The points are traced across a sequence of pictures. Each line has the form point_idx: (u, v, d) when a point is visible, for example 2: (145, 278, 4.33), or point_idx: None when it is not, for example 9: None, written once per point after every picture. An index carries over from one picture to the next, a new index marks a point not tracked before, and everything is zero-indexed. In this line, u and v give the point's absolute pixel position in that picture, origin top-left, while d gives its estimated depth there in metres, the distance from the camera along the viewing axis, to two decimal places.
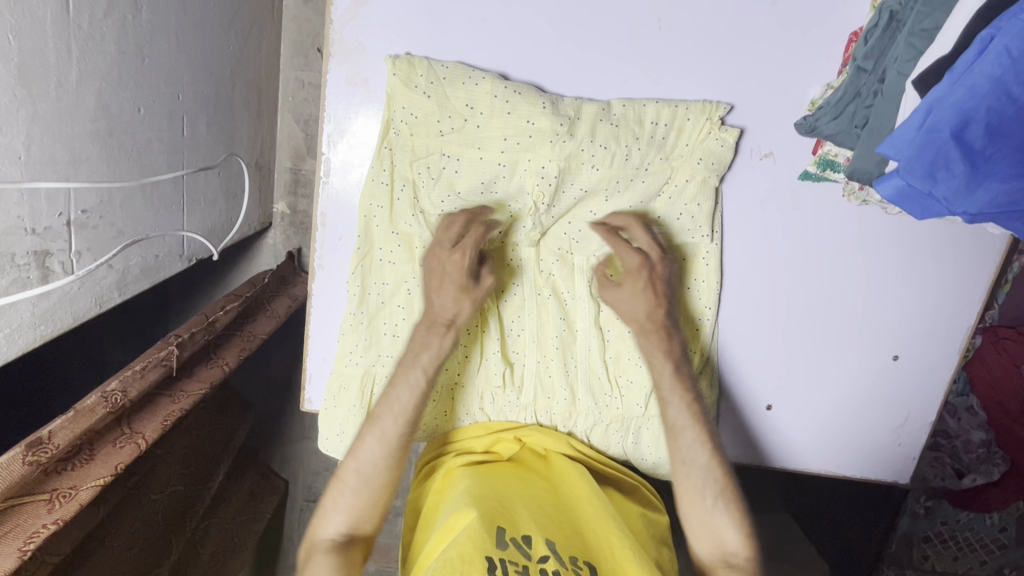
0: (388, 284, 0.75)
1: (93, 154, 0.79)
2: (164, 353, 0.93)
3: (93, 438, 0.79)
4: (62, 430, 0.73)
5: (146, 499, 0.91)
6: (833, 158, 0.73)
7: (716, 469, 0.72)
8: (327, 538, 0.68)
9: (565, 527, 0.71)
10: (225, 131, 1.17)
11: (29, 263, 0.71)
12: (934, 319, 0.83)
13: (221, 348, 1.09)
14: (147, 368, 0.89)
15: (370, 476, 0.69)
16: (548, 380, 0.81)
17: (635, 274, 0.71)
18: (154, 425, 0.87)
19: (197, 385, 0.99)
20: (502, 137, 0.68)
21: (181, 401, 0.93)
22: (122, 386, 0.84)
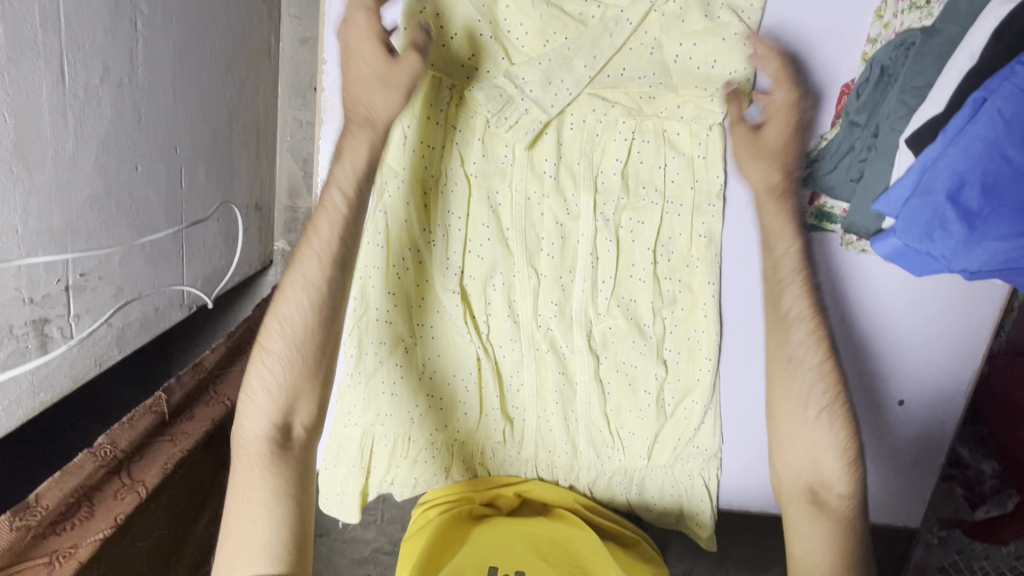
0: (385, 343, 0.74)
1: (90, 218, 0.79)
2: (153, 400, 0.90)
3: (93, 493, 0.77)
4: (49, 491, 0.72)
5: (130, 547, 0.86)
6: (829, 210, 0.78)
7: (827, 374, 0.69)
8: (258, 431, 0.65)
9: (564, 565, 0.72)
10: (224, 178, 1.18)
11: (26, 333, 0.71)
12: (941, 366, 0.89)
13: (220, 383, 1.05)
14: (135, 417, 0.86)
15: (300, 349, 0.65)
16: (548, 433, 0.80)
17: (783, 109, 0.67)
18: (155, 470, 0.85)
19: (196, 424, 0.96)
20: (513, 176, 0.71)
21: (182, 443, 0.91)
22: (113, 438, 0.82)
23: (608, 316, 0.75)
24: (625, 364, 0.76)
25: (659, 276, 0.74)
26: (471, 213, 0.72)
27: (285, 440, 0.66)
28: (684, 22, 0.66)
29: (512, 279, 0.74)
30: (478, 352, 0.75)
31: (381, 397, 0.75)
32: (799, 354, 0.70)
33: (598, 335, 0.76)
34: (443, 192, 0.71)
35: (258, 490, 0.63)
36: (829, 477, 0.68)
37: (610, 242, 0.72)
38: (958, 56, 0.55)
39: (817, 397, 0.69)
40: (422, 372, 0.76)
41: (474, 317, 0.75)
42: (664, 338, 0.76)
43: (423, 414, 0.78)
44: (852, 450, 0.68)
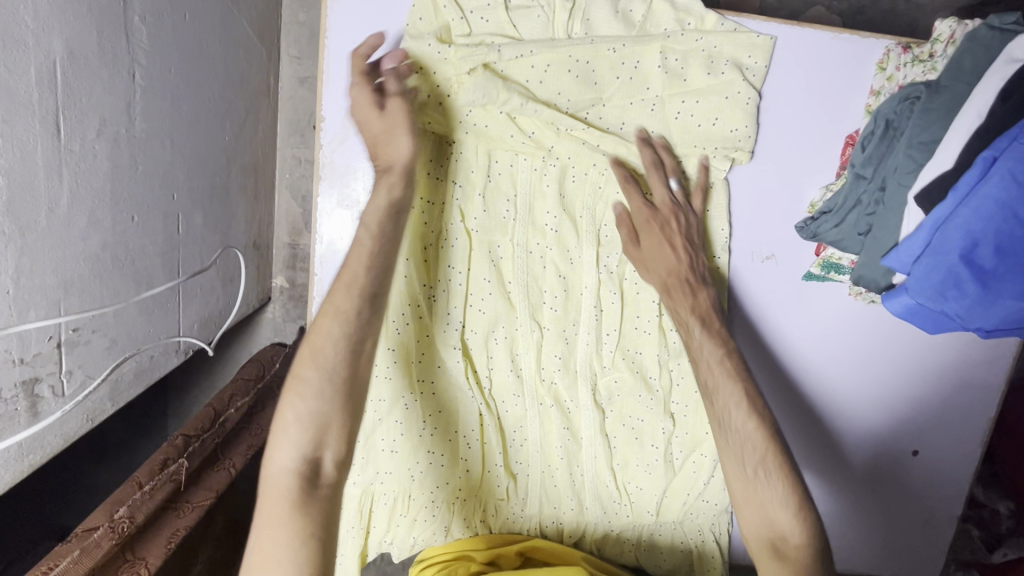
0: (386, 399, 0.72)
1: (84, 272, 0.78)
2: (173, 468, 0.89)
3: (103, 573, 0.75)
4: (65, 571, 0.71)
5: None
6: (837, 262, 0.68)
7: (765, 431, 0.61)
8: (285, 462, 0.57)
9: None
10: (222, 221, 1.18)
11: (16, 395, 0.69)
12: (955, 412, 0.76)
13: (230, 447, 1.02)
14: (156, 487, 0.86)
15: (334, 376, 0.59)
16: (553, 490, 0.79)
17: (649, 228, 0.65)
18: (158, 550, 0.81)
19: (202, 494, 0.92)
20: (512, 233, 0.70)
21: (186, 517, 0.87)
22: (130, 512, 0.80)
23: (614, 374, 0.75)
24: (631, 418, 0.75)
25: (665, 328, 0.73)
26: (471, 267, 0.71)
27: (315, 478, 0.58)
28: (685, 78, 0.65)
29: (514, 333, 0.73)
30: (480, 408, 0.75)
31: (380, 454, 0.74)
32: (726, 419, 0.63)
33: (603, 388, 0.75)
34: (443, 247, 0.70)
35: (281, 538, 0.55)
36: (785, 528, 0.59)
37: (613, 295, 0.72)
38: (965, 113, 0.54)
39: (751, 453, 0.61)
40: (422, 430, 0.74)
41: (476, 371, 0.74)
42: (670, 392, 0.75)
43: (424, 471, 0.75)
44: (808, 509, 0.59)
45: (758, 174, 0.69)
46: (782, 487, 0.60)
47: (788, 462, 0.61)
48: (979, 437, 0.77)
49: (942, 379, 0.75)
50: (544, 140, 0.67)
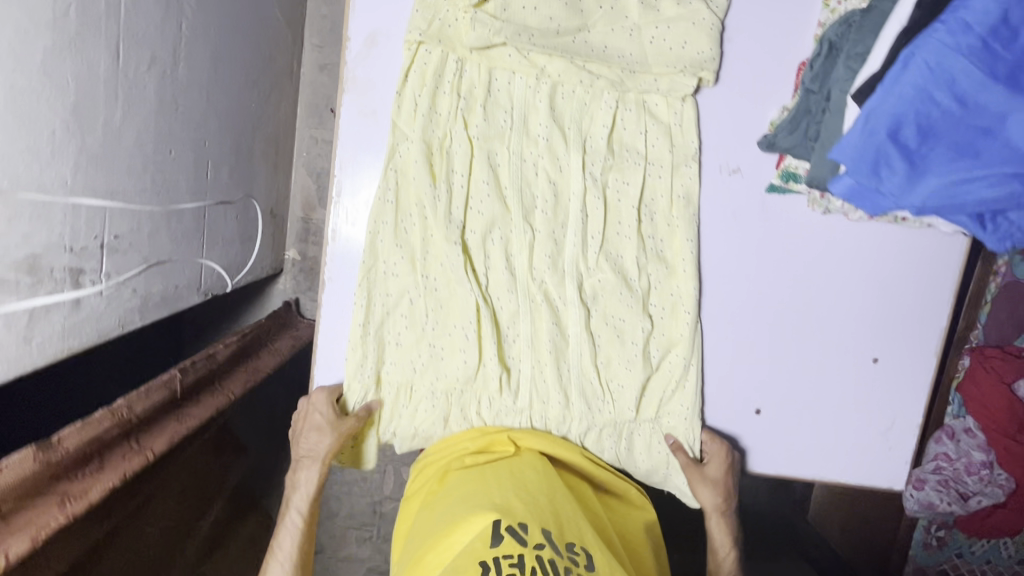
0: (391, 295, 0.84)
1: (127, 188, 0.88)
2: (168, 376, 0.88)
3: (106, 451, 0.74)
4: (71, 436, 0.70)
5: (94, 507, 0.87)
6: (795, 170, 0.78)
7: None
8: None
9: (543, 511, 0.69)
10: (246, 179, 1.28)
11: (64, 278, 0.77)
12: (912, 317, 0.83)
13: (228, 377, 1.03)
14: (152, 389, 0.84)
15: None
16: (542, 384, 0.85)
17: (718, 459, 0.84)
18: (161, 441, 0.82)
19: (200, 410, 0.92)
20: (509, 145, 0.82)
21: (185, 423, 0.88)
22: (130, 402, 0.80)
23: (598, 277, 0.83)
24: (614, 318, 0.83)
25: (643, 234, 0.82)
26: (472, 173, 0.82)
27: None
28: (659, 8, 0.79)
29: (509, 235, 0.83)
30: (477, 299, 0.82)
31: (388, 346, 0.85)
32: None
33: (589, 289, 0.83)
34: (446, 154, 0.81)
35: None
36: None
37: (598, 200, 0.81)
38: (891, 24, 0.65)
39: None
40: (424, 324, 0.84)
41: (474, 268, 0.83)
42: (649, 294, 0.84)
43: (425, 362, 0.85)
44: None
45: (722, 96, 0.80)
46: None
47: None
48: (933, 346, 0.84)
49: (897, 291, 0.82)
50: (536, 59, 0.79)
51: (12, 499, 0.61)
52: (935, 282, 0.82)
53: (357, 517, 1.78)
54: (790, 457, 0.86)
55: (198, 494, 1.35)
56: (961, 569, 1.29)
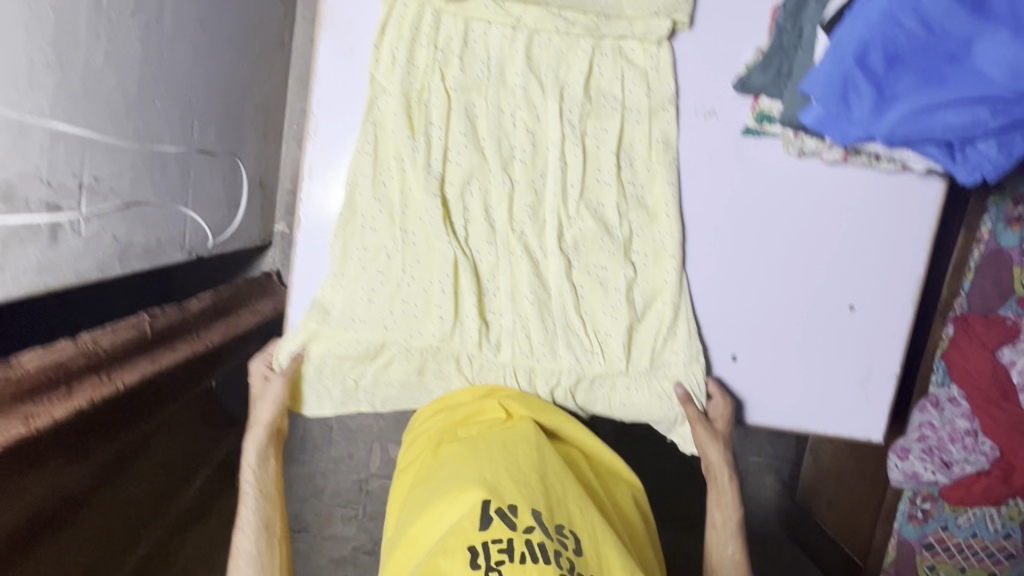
0: (369, 249, 0.84)
1: (107, 131, 0.88)
2: (137, 318, 0.89)
3: (70, 378, 0.75)
4: (29, 360, 0.71)
5: (74, 457, 0.87)
6: (769, 112, 0.78)
7: None
8: None
9: (536, 484, 0.71)
10: (234, 141, 1.28)
11: (40, 212, 0.77)
12: (889, 263, 0.83)
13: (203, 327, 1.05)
14: (119, 328, 0.86)
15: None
16: (526, 338, 0.86)
17: (721, 413, 0.85)
18: (132, 375, 0.84)
19: (173, 353, 0.94)
20: (485, 97, 0.83)
21: (159, 361, 0.90)
22: (95, 337, 0.81)
23: (575, 221, 0.84)
24: (595, 268, 0.84)
25: (623, 180, 0.84)
26: (450, 125, 0.83)
27: None
28: None
29: (487, 186, 0.84)
30: (455, 254, 0.83)
31: (358, 301, 0.85)
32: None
33: (569, 240, 0.84)
34: (424, 105, 0.83)
35: None
36: None
37: (576, 147, 0.83)
38: None
39: None
40: (402, 278, 0.84)
41: (453, 225, 0.84)
42: (631, 242, 0.85)
43: (397, 321, 0.85)
44: None
45: (697, 42, 0.81)
46: None
47: None
48: (911, 295, 0.84)
49: (874, 239, 0.82)
50: (512, 9, 0.81)
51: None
52: (915, 233, 0.82)
53: (343, 495, 1.77)
54: (766, 404, 0.86)
55: (184, 462, 1.33)
56: (946, 542, 1.28)
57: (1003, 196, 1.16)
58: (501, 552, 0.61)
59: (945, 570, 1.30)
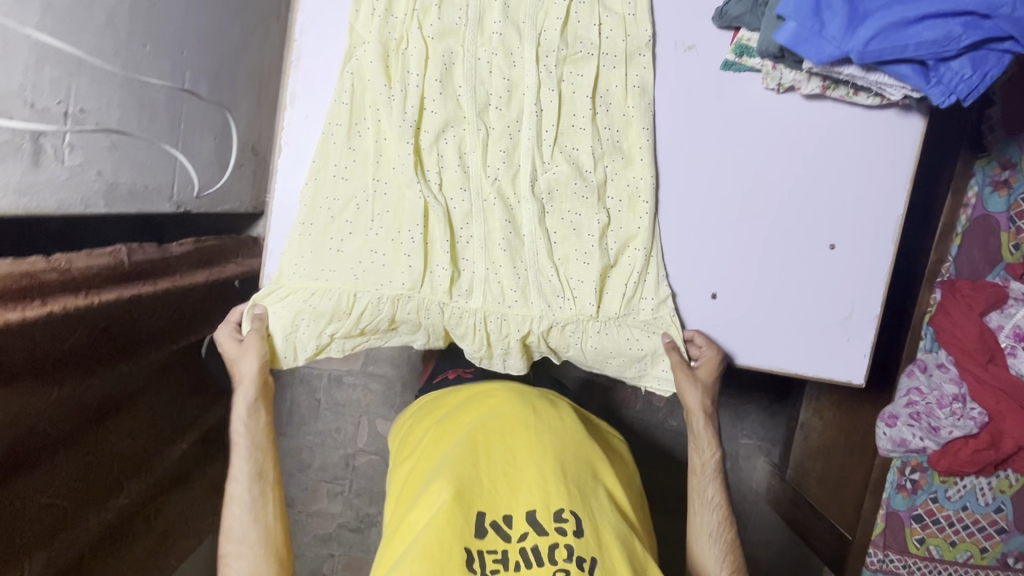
0: (340, 199, 0.84)
1: (96, 64, 0.88)
2: (113, 248, 0.94)
3: (42, 290, 0.82)
4: (4, 266, 0.77)
5: (43, 387, 0.87)
6: (748, 43, 0.77)
7: (731, 546, 0.87)
8: None
9: (528, 481, 0.81)
10: (222, 92, 1.26)
11: (23, 132, 0.78)
12: (867, 201, 0.83)
13: (180, 268, 1.11)
14: (94, 254, 0.92)
15: (246, 539, 0.84)
16: (498, 286, 0.85)
17: (709, 364, 0.85)
18: (108, 296, 0.92)
19: (146, 286, 1.01)
20: (456, 47, 0.84)
21: (132, 290, 0.97)
22: (69, 258, 0.87)
23: (551, 160, 0.84)
24: (570, 214, 0.84)
25: (598, 125, 0.83)
26: (426, 73, 0.84)
27: None
28: None
29: (463, 133, 0.85)
30: (427, 201, 0.83)
31: (329, 253, 0.85)
32: (707, 524, 0.88)
33: (543, 185, 0.84)
34: (402, 54, 0.83)
35: None
36: None
37: (552, 92, 0.83)
38: None
39: (730, 560, 0.86)
40: (371, 228, 0.84)
41: (425, 169, 0.84)
42: (606, 186, 0.84)
43: (371, 270, 0.84)
44: None
45: None
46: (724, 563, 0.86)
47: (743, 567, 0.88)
48: (891, 232, 0.84)
49: (853, 177, 0.83)
50: None
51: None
52: (894, 170, 0.82)
53: (329, 471, 1.74)
54: (746, 344, 0.86)
55: (169, 422, 1.29)
56: (936, 515, 1.26)
57: (990, 159, 1.15)
58: (495, 561, 0.75)
59: (935, 543, 1.28)
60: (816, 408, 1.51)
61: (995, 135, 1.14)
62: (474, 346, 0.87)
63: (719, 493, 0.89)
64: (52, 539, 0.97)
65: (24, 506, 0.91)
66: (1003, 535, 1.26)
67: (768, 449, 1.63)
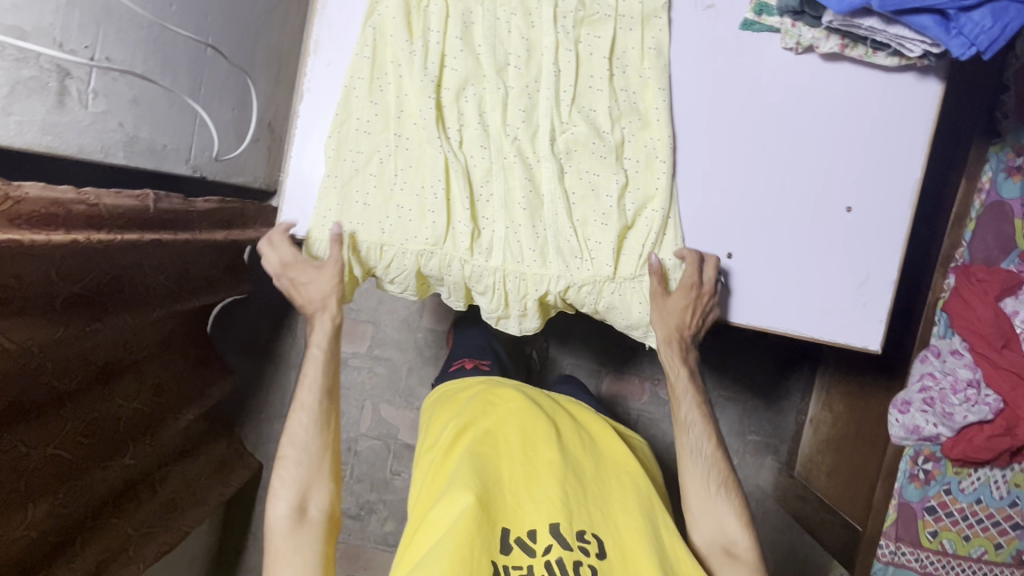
0: (363, 152, 0.84)
1: (125, 15, 0.90)
2: (141, 193, 0.93)
3: (66, 219, 0.82)
4: (33, 187, 0.77)
5: (52, 323, 0.87)
6: (768, 0, 0.78)
7: (718, 460, 0.88)
8: (280, 516, 0.80)
9: (551, 494, 0.78)
10: (242, 57, 1.24)
11: (50, 71, 0.80)
12: (881, 165, 0.83)
13: (202, 225, 1.09)
14: (123, 194, 0.91)
15: (308, 448, 0.85)
16: (515, 244, 0.84)
17: (686, 291, 0.82)
18: (129, 237, 0.91)
19: (169, 235, 1.00)
20: (479, 4, 0.84)
21: (153, 235, 0.96)
22: (99, 194, 0.86)
23: (569, 118, 0.84)
24: (588, 173, 0.83)
25: (615, 86, 0.84)
26: (447, 31, 0.84)
27: (303, 521, 0.81)
28: None
29: (482, 91, 0.84)
30: (446, 158, 0.83)
31: (354, 206, 0.85)
32: (696, 446, 0.88)
33: (562, 143, 0.83)
34: (423, 12, 0.84)
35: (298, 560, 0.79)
36: (734, 537, 0.84)
37: (570, 53, 0.83)
38: None
39: (715, 475, 0.87)
40: (393, 183, 0.84)
41: (446, 126, 0.84)
42: (623, 147, 0.84)
43: (394, 224, 0.84)
44: (745, 512, 0.86)
45: None
46: (729, 497, 0.86)
47: (735, 487, 0.87)
48: (908, 197, 0.83)
49: (868, 140, 0.83)
50: None
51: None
52: (909, 131, 0.83)
53: None
54: (762, 305, 0.86)
55: (178, 391, 1.26)
56: (949, 508, 1.23)
57: (1004, 145, 1.15)
58: None
59: (948, 537, 1.24)
60: (827, 401, 1.49)
61: (1008, 122, 1.14)
62: (492, 304, 0.87)
63: (698, 413, 0.89)
64: (54, 490, 0.97)
65: (29, 451, 0.91)
66: (1014, 531, 1.23)
67: (776, 447, 1.59)
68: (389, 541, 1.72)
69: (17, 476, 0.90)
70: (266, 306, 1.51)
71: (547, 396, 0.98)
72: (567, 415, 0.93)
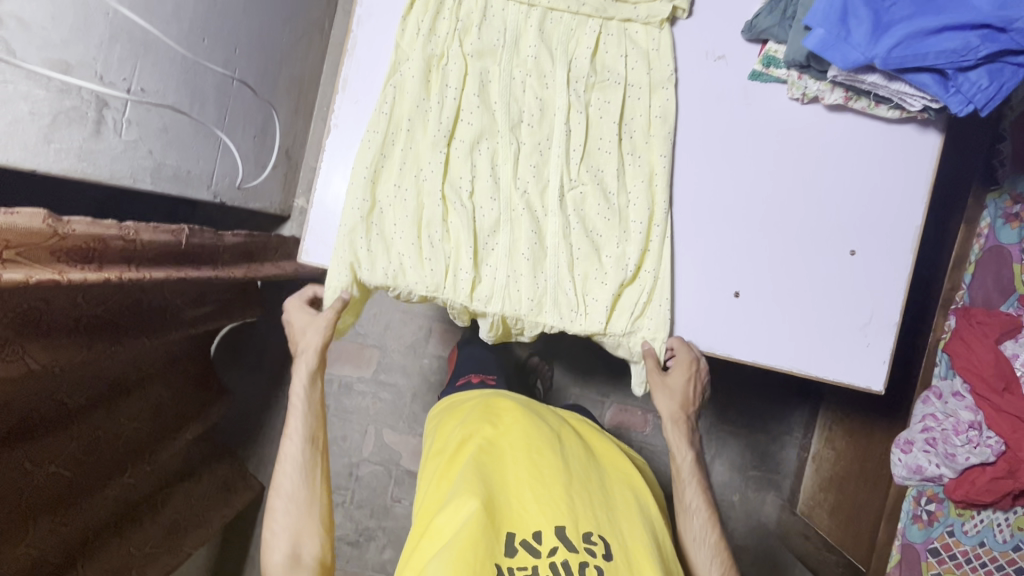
0: (366, 201, 0.86)
1: (161, 50, 0.94)
2: (177, 227, 0.97)
3: (101, 254, 0.83)
4: (80, 223, 0.79)
5: (75, 347, 0.88)
6: (775, 54, 0.82)
7: (722, 552, 0.86)
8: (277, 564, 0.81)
9: (554, 496, 0.79)
10: (265, 88, 1.28)
11: (89, 101, 0.84)
12: (877, 224, 0.86)
13: (226, 262, 1.12)
14: (159, 229, 0.94)
15: (294, 497, 0.85)
16: (514, 293, 0.86)
17: (684, 366, 0.86)
18: (159, 272, 0.93)
19: (195, 270, 1.02)
20: (496, 63, 0.88)
21: (180, 271, 0.98)
22: (138, 229, 0.89)
23: (578, 171, 0.87)
24: (592, 230, 0.87)
25: (623, 149, 0.87)
26: (464, 88, 0.88)
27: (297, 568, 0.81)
28: None
29: (496, 146, 0.88)
30: (441, 212, 0.86)
31: (360, 253, 0.86)
32: (700, 535, 0.87)
33: (570, 201, 0.87)
34: (442, 70, 0.88)
35: None
36: None
37: (581, 114, 0.87)
38: None
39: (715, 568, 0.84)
40: (392, 232, 0.87)
41: (457, 174, 0.87)
42: (628, 211, 0.87)
43: (396, 270, 0.86)
44: None
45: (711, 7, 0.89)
46: None
47: None
48: (908, 245, 0.86)
49: (863, 198, 0.86)
50: None
51: (18, 240, 0.71)
52: (906, 187, 0.86)
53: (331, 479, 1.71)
54: (761, 347, 0.88)
55: (183, 414, 1.26)
56: (952, 550, 1.19)
57: (1001, 192, 1.18)
58: None
59: None
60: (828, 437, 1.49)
61: (1005, 170, 1.18)
62: (491, 333, 0.90)
63: (702, 498, 0.88)
64: (57, 506, 0.98)
65: (33, 469, 0.92)
66: None
67: (778, 482, 1.59)
68: (388, 569, 1.70)
69: (19, 493, 0.90)
70: (274, 329, 1.53)
71: (550, 409, 1.00)
72: (570, 427, 0.94)
